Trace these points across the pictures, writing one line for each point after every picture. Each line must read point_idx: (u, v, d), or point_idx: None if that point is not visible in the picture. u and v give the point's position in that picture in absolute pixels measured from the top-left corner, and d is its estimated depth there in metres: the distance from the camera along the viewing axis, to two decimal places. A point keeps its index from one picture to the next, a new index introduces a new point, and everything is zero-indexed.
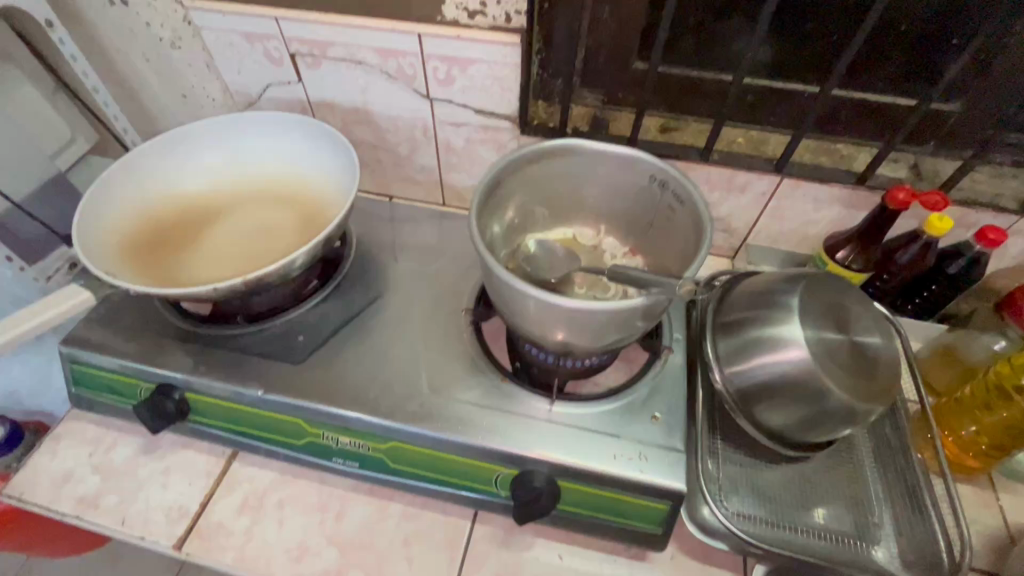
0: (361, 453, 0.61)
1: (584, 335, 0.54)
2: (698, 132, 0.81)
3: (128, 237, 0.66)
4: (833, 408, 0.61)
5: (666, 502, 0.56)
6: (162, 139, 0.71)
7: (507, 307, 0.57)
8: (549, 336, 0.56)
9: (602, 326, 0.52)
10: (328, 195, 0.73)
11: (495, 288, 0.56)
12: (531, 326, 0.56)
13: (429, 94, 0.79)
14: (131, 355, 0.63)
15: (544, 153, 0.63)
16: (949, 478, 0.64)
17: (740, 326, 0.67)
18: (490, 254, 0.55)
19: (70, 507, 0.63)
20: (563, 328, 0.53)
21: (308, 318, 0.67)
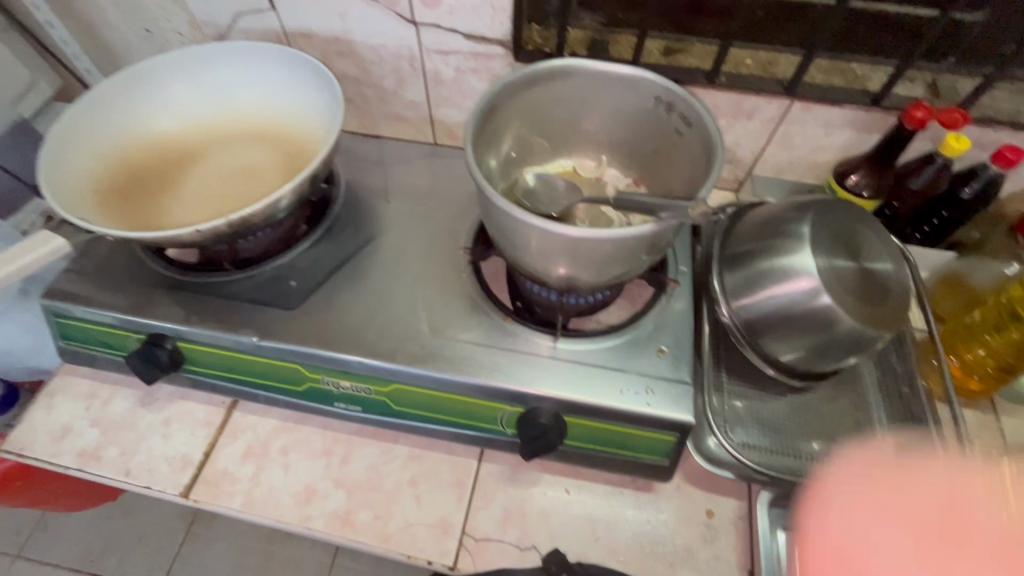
0: (363, 396, 0.60)
1: (589, 269, 0.52)
2: (703, 54, 0.74)
3: (101, 184, 0.62)
4: (841, 335, 0.60)
5: (674, 433, 0.55)
6: (125, 75, 0.65)
7: (507, 242, 0.54)
8: (551, 270, 0.54)
9: (608, 258, 0.50)
10: (311, 131, 0.68)
11: (495, 220, 0.53)
12: (533, 261, 0.54)
13: (414, 19, 0.73)
14: (118, 306, 0.60)
15: (541, 76, 0.58)
16: (955, 403, 0.65)
17: (747, 258, 0.65)
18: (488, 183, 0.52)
19: (72, 460, 0.62)
20: (567, 260, 0.51)
21: (300, 262, 0.64)
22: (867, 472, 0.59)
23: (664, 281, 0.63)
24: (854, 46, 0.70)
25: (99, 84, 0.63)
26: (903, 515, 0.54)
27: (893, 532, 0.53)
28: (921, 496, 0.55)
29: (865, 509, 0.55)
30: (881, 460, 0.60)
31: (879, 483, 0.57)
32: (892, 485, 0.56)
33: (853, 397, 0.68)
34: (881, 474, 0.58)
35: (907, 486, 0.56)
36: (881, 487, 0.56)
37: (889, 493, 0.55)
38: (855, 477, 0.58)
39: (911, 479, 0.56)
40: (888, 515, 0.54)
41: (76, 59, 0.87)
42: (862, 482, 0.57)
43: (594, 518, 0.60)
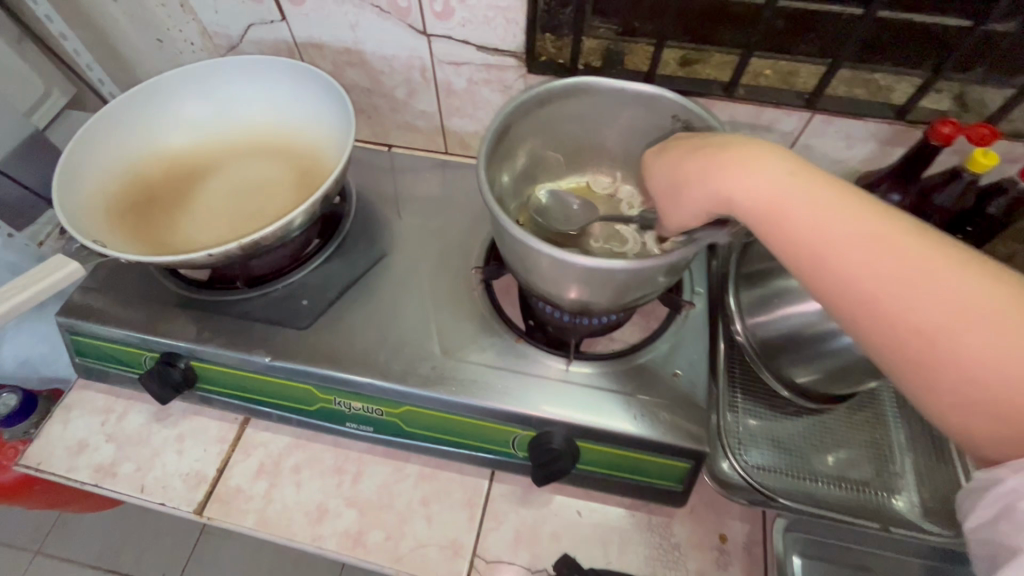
0: (375, 417, 0.60)
1: (602, 294, 0.51)
2: (720, 64, 0.72)
3: (114, 202, 0.62)
4: (858, 358, 0.59)
5: (688, 460, 0.54)
6: (137, 90, 0.65)
7: (518, 265, 0.53)
8: (563, 294, 0.52)
9: (622, 286, 0.49)
10: (323, 146, 0.68)
11: (506, 244, 0.52)
12: (545, 285, 0.53)
13: (426, 31, 0.72)
14: (131, 324, 0.60)
15: (556, 94, 0.57)
16: None
17: (764, 275, 0.65)
18: (499, 207, 0.51)
19: (88, 476, 0.63)
20: (580, 286, 0.50)
21: (312, 280, 0.64)
22: (670, 144, 0.50)
23: (680, 302, 0.62)
24: (881, 57, 0.69)
25: (112, 101, 0.63)
26: (693, 154, 0.46)
27: (696, 165, 0.45)
28: (711, 134, 0.48)
29: (683, 148, 0.48)
30: (683, 137, 0.50)
31: (683, 145, 0.48)
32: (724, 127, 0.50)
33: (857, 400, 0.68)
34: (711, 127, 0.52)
35: (730, 143, 0.45)
36: (693, 134, 0.50)
37: (678, 147, 0.49)
38: (666, 166, 0.49)
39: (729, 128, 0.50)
40: (682, 154, 0.48)
41: (89, 68, 0.86)
42: (677, 143, 0.49)
43: (606, 540, 0.60)
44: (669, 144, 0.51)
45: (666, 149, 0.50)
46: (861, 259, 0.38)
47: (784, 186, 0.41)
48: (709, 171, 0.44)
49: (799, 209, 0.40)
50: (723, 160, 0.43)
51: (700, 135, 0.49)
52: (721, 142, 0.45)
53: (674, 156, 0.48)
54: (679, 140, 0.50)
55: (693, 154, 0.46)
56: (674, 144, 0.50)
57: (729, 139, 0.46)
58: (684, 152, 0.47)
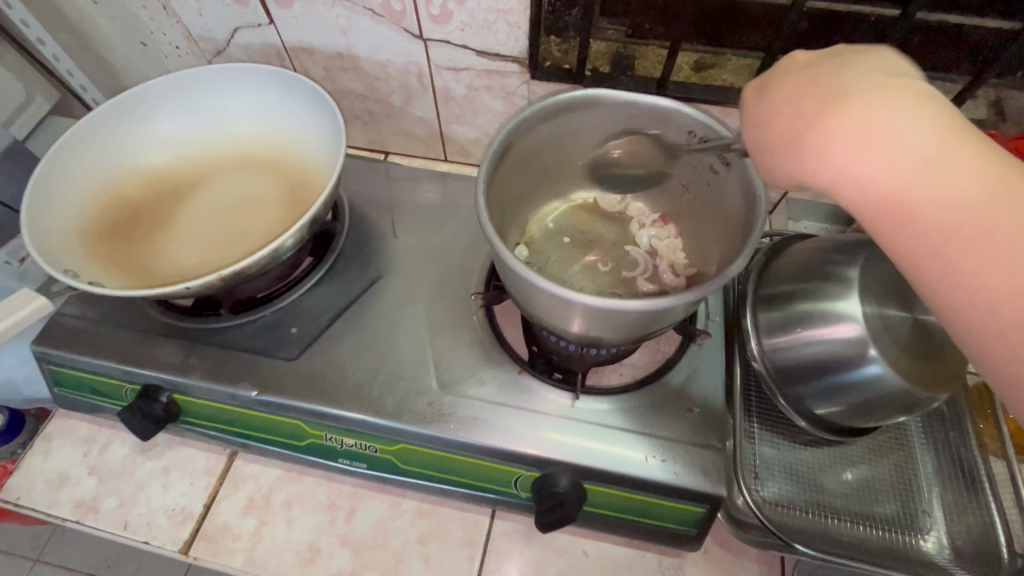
0: (369, 454, 0.56)
1: (612, 332, 0.46)
2: (738, 67, 0.68)
3: (90, 224, 0.58)
4: (888, 394, 0.53)
5: (704, 505, 0.51)
6: (115, 103, 0.60)
7: (519, 299, 0.49)
8: (569, 330, 0.48)
9: (633, 324, 0.45)
10: (313, 160, 0.64)
11: (506, 277, 0.48)
12: (547, 319, 0.48)
13: (422, 35, 0.67)
14: (111, 355, 0.57)
15: (563, 107, 0.53)
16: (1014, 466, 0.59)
17: (786, 297, 0.60)
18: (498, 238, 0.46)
19: (69, 511, 0.60)
20: (587, 324, 0.46)
21: (302, 305, 0.60)
22: (773, 76, 0.41)
23: (694, 330, 0.58)
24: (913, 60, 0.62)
25: (88, 115, 0.59)
26: (797, 100, 0.38)
27: (797, 115, 0.37)
28: (826, 67, 0.38)
29: (781, 88, 0.39)
30: (790, 69, 0.40)
31: (785, 82, 0.39)
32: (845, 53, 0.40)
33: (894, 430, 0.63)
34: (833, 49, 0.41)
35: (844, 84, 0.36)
36: (800, 66, 0.40)
37: (775, 87, 0.40)
38: (760, 113, 0.40)
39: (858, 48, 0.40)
40: (781, 97, 0.39)
41: (70, 74, 0.81)
42: (777, 78, 0.40)
43: None
44: (772, 77, 0.41)
45: (761, 86, 0.41)
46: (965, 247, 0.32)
47: (899, 154, 0.33)
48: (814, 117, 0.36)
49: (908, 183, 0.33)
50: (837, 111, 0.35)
51: (811, 67, 0.39)
52: (836, 83, 0.37)
53: (770, 98, 0.40)
54: (785, 73, 0.40)
55: (795, 100, 0.38)
56: (779, 78, 0.40)
57: (847, 79, 0.36)
58: (782, 98, 0.39)
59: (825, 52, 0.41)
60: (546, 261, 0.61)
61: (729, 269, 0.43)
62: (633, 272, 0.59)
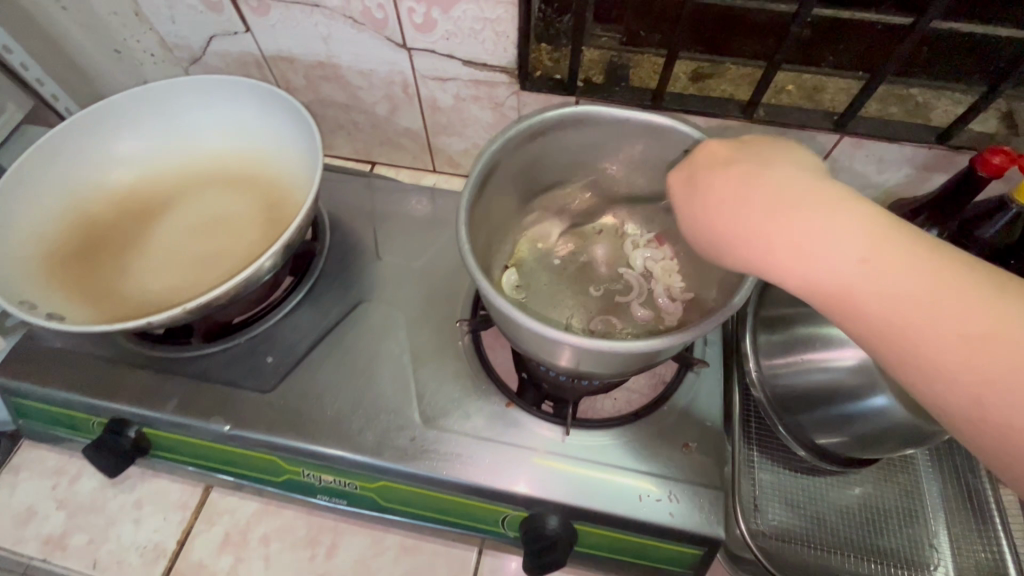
0: (348, 490, 0.53)
1: (601, 369, 0.44)
2: (736, 78, 0.63)
3: (53, 246, 0.54)
4: (893, 426, 0.49)
5: (702, 548, 0.49)
6: (80, 118, 0.57)
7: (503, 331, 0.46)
8: (557, 365, 0.46)
9: (625, 363, 0.42)
10: (290, 176, 0.60)
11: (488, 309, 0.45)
12: (532, 353, 0.46)
13: (406, 44, 0.64)
14: (76, 387, 0.54)
15: (551, 125, 0.50)
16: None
17: (785, 322, 0.56)
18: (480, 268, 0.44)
19: (36, 549, 0.57)
20: (574, 362, 0.43)
21: (279, 332, 0.57)
22: (696, 169, 0.37)
23: (692, 358, 0.56)
24: (917, 70, 0.61)
25: (50, 131, 0.56)
26: (729, 199, 0.34)
27: (735, 218, 0.34)
28: (750, 161, 0.35)
29: (714, 183, 0.36)
30: (712, 166, 0.37)
31: (711, 177, 0.36)
32: (761, 144, 0.37)
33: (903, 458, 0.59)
34: (745, 139, 0.39)
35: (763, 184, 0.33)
36: (723, 160, 0.37)
37: (703, 184, 0.36)
38: (692, 214, 0.36)
39: (770, 140, 0.38)
40: (712, 193, 0.35)
41: (39, 84, 0.75)
42: (702, 173, 0.37)
43: None
44: (695, 172, 0.37)
45: (683, 179, 0.38)
46: (923, 343, 0.29)
47: (843, 257, 0.30)
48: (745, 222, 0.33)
49: (856, 283, 0.30)
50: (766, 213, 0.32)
51: (731, 160, 0.36)
52: (767, 183, 0.33)
53: (700, 195, 0.36)
54: (707, 167, 0.37)
55: (729, 199, 0.34)
56: (707, 173, 0.36)
57: (777, 178, 0.34)
58: (713, 196, 0.35)
59: (737, 143, 0.38)
60: (535, 284, 0.57)
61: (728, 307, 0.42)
62: (627, 297, 0.57)
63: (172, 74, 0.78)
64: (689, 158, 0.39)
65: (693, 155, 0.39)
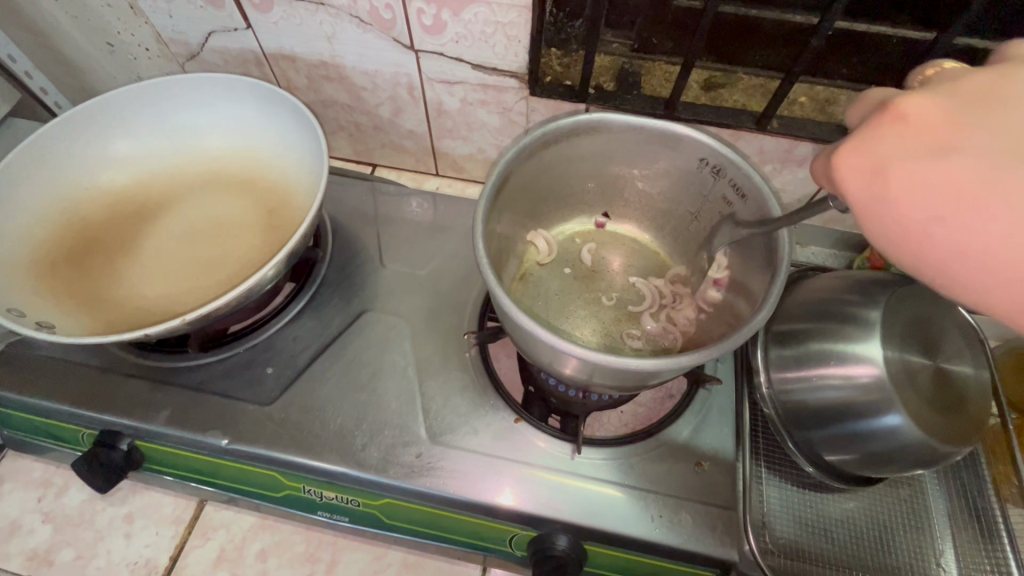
0: (351, 507, 0.52)
1: (620, 384, 0.42)
2: (749, 88, 0.62)
3: (43, 249, 0.52)
4: (907, 450, 0.47)
5: (713, 569, 0.49)
6: (72, 115, 0.55)
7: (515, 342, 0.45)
8: (569, 377, 0.44)
9: (644, 380, 0.41)
10: (290, 180, 0.58)
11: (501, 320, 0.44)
12: (542, 363, 0.44)
13: (413, 46, 0.62)
14: (63, 398, 0.51)
15: (566, 132, 0.49)
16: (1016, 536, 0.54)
17: (796, 337, 0.54)
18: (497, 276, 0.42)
19: (20, 565, 0.55)
20: (593, 377, 0.42)
21: (279, 342, 0.56)
22: (893, 155, 0.30)
23: (703, 376, 0.56)
24: None
25: (42, 129, 0.53)
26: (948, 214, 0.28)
27: (959, 237, 0.28)
28: (991, 148, 0.28)
29: (923, 184, 0.29)
30: (908, 149, 0.29)
31: (918, 171, 0.29)
32: (991, 108, 0.29)
33: (913, 474, 0.55)
34: (959, 91, 0.30)
35: (1010, 180, 0.27)
36: (931, 139, 0.29)
37: (898, 181, 0.29)
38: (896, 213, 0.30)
39: (1006, 92, 0.29)
40: (918, 198, 0.29)
41: (27, 77, 0.72)
42: (905, 164, 0.29)
43: None
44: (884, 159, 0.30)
45: (866, 163, 0.31)
46: None
47: None
48: (1009, 238, 0.27)
49: None
50: None
51: (955, 142, 0.29)
52: (1004, 189, 0.27)
53: (898, 195, 0.29)
54: (906, 152, 0.29)
55: (959, 208, 0.28)
56: (895, 154, 0.30)
57: (1022, 178, 0.27)
58: (925, 203, 0.29)
59: (949, 102, 0.30)
60: (545, 294, 0.57)
61: (747, 324, 0.41)
62: (639, 307, 0.56)
63: (167, 70, 0.75)
64: (876, 128, 0.30)
65: (879, 124, 0.30)
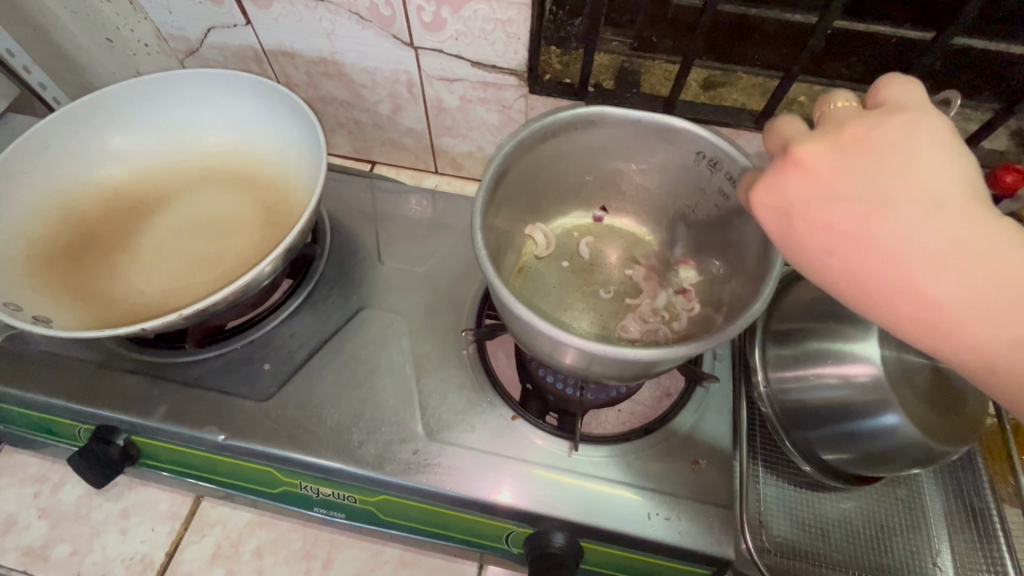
0: (347, 504, 0.52)
1: (619, 374, 0.42)
2: (749, 88, 0.62)
3: (40, 244, 0.52)
4: (903, 449, 0.48)
5: (710, 567, 0.49)
6: (71, 110, 0.55)
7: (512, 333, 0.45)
8: (566, 368, 0.44)
9: (637, 370, 0.41)
10: (289, 175, 0.58)
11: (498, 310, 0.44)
12: (540, 355, 0.44)
13: (413, 43, 0.62)
14: (60, 393, 0.51)
15: (563, 126, 0.49)
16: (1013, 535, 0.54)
17: (794, 336, 0.54)
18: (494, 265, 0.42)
19: (15, 561, 0.54)
20: (591, 367, 0.42)
21: (277, 337, 0.56)
22: (792, 199, 0.32)
23: (701, 374, 0.56)
24: None
25: (40, 124, 0.53)
26: (838, 249, 0.31)
27: (852, 269, 0.31)
28: (867, 194, 0.30)
29: (818, 224, 0.31)
30: (801, 193, 0.32)
31: (811, 214, 0.31)
32: (874, 155, 0.31)
33: (911, 474, 0.55)
34: (844, 135, 0.32)
35: (884, 224, 0.30)
36: (820, 186, 0.31)
37: (797, 226, 0.32)
38: (795, 250, 0.33)
39: (887, 139, 0.31)
40: (814, 240, 0.32)
41: (27, 72, 0.72)
42: (802, 206, 0.32)
43: None
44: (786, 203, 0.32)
45: (770, 210, 0.33)
46: None
47: (961, 304, 0.29)
48: (889, 274, 0.30)
49: (970, 331, 0.29)
50: (908, 264, 0.29)
51: (840, 190, 0.31)
52: (884, 233, 0.30)
53: (799, 232, 0.32)
54: (804, 196, 0.32)
55: (845, 247, 0.31)
56: (792, 197, 0.32)
57: (892, 223, 0.29)
58: (815, 242, 0.32)
59: (835, 146, 0.32)
60: (543, 288, 0.56)
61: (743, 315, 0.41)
62: (637, 300, 0.56)
63: (166, 66, 0.75)
64: (778, 172, 0.33)
65: (781, 168, 0.33)
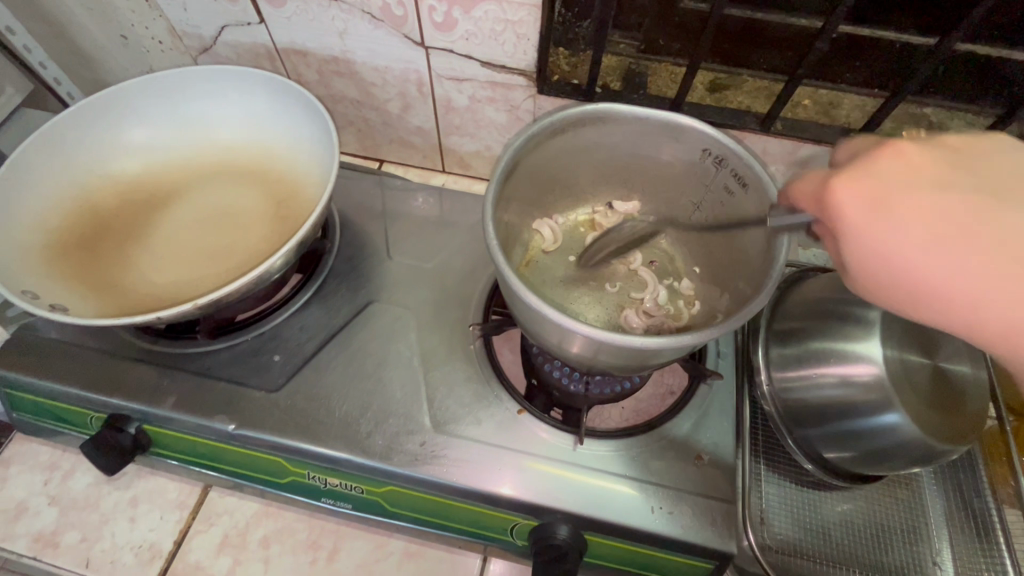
0: (354, 494, 0.53)
1: (625, 364, 0.43)
2: (754, 90, 0.64)
3: (55, 234, 0.53)
4: (905, 447, 0.48)
5: (713, 561, 0.50)
6: (88, 104, 0.56)
7: (520, 322, 0.46)
8: (573, 358, 0.45)
9: (642, 359, 0.42)
10: (300, 170, 0.59)
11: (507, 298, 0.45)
12: (547, 344, 0.45)
13: (424, 43, 0.63)
14: (73, 381, 0.52)
15: (572, 123, 0.50)
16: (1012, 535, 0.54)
17: (795, 335, 0.55)
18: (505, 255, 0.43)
19: (26, 546, 0.55)
20: (597, 356, 0.42)
21: (286, 329, 0.56)
22: (892, 185, 0.33)
23: (704, 371, 0.56)
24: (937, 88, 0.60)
25: (53, 118, 0.54)
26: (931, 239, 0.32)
27: (939, 258, 0.32)
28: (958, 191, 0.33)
29: (917, 213, 0.32)
30: (900, 182, 0.33)
31: (913, 201, 0.33)
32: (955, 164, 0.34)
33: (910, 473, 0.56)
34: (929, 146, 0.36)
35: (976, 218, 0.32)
36: (918, 178, 0.33)
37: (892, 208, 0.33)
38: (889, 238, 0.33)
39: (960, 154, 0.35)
40: (908, 226, 0.32)
41: (42, 67, 0.73)
42: (902, 192, 0.33)
43: None
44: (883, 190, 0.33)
45: (865, 192, 0.33)
46: None
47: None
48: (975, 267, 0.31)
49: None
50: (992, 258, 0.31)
51: (933, 185, 0.33)
52: (975, 225, 0.32)
53: (896, 219, 0.33)
54: (904, 185, 0.33)
55: (938, 236, 0.32)
56: (888, 186, 0.33)
57: (977, 221, 0.32)
58: (911, 230, 0.32)
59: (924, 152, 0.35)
60: (550, 281, 0.57)
61: (747, 309, 0.42)
62: (642, 293, 0.57)
63: (180, 63, 0.77)
64: (876, 162, 0.34)
65: (880, 159, 0.34)
